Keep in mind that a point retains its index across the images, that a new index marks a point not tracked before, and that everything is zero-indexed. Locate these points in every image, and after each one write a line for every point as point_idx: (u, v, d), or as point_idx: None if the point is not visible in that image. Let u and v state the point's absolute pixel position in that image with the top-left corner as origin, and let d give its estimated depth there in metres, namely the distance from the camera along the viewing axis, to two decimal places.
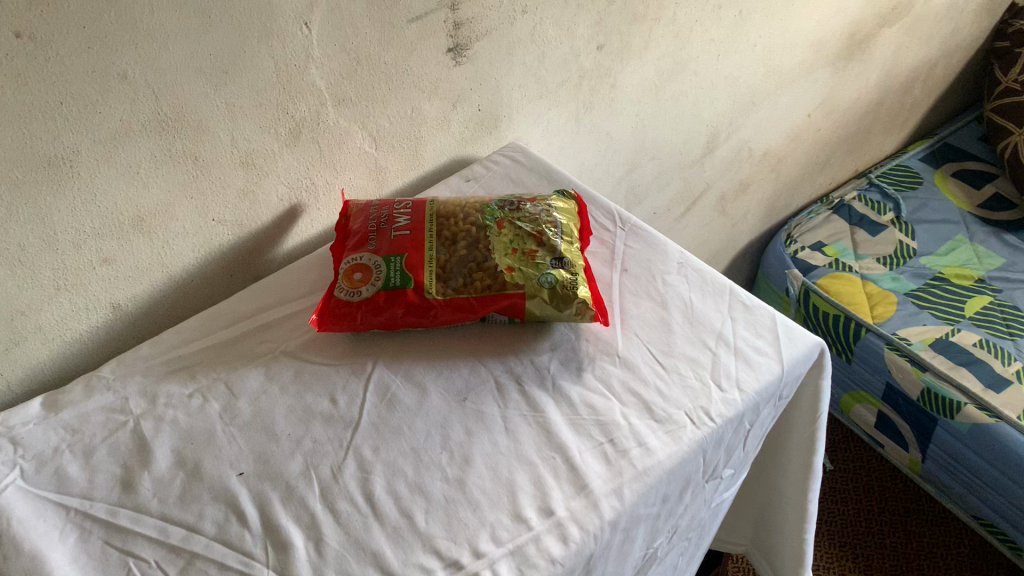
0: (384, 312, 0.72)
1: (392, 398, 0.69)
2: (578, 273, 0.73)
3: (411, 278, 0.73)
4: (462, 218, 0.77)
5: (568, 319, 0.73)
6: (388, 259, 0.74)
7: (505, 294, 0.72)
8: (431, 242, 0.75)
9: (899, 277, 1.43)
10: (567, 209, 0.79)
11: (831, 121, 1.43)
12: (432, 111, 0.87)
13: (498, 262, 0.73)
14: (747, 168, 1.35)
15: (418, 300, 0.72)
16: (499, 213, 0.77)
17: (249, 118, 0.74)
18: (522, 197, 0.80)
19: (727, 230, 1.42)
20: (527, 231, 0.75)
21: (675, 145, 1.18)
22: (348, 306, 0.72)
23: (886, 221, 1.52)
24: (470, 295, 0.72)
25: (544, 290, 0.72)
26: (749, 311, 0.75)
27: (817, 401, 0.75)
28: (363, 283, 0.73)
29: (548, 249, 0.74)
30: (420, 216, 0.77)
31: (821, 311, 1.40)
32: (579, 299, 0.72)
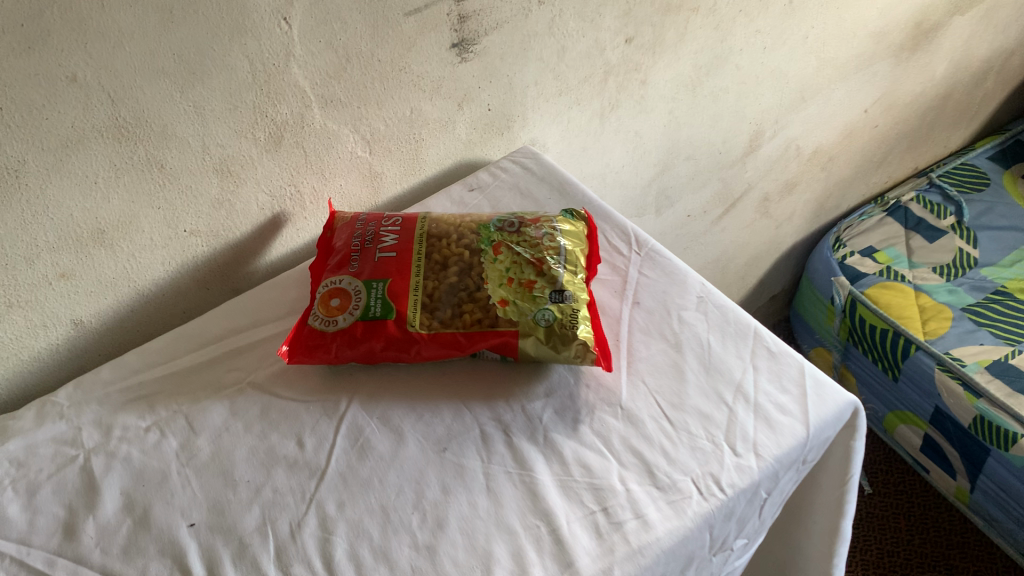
0: (361, 346, 0.65)
1: (365, 444, 0.62)
2: (580, 309, 0.65)
3: (392, 308, 0.65)
4: (456, 240, 0.69)
5: (567, 360, 0.65)
6: (369, 285, 0.66)
7: (495, 331, 0.64)
8: (418, 267, 0.67)
9: (957, 290, 1.32)
10: (576, 231, 0.70)
11: (889, 117, 1.32)
12: (434, 112, 0.79)
13: (490, 294, 0.65)
14: (794, 167, 1.24)
15: (399, 334, 0.65)
16: (497, 236, 0.69)
17: (222, 123, 0.67)
18: (526, 215, 0.71)
19: (769, 233, 1.32)
20: (526, 258, 0.67)
21: (713, 144, 1.08)
22: (322, 337, 0.65)
23: (946, 226, 1.40)
24: (458, 330, 0.65)
25: (540, 329, 0.64)
26: (774, 358, 0.66)
27: (849, 464, 0.66)
28: (340, 312, 0.66)
29: (548, 279, 0.65)
30: (411, 235, 0.70)
31: (868, 324, 1.29)
32: (578, 341, 0.64)
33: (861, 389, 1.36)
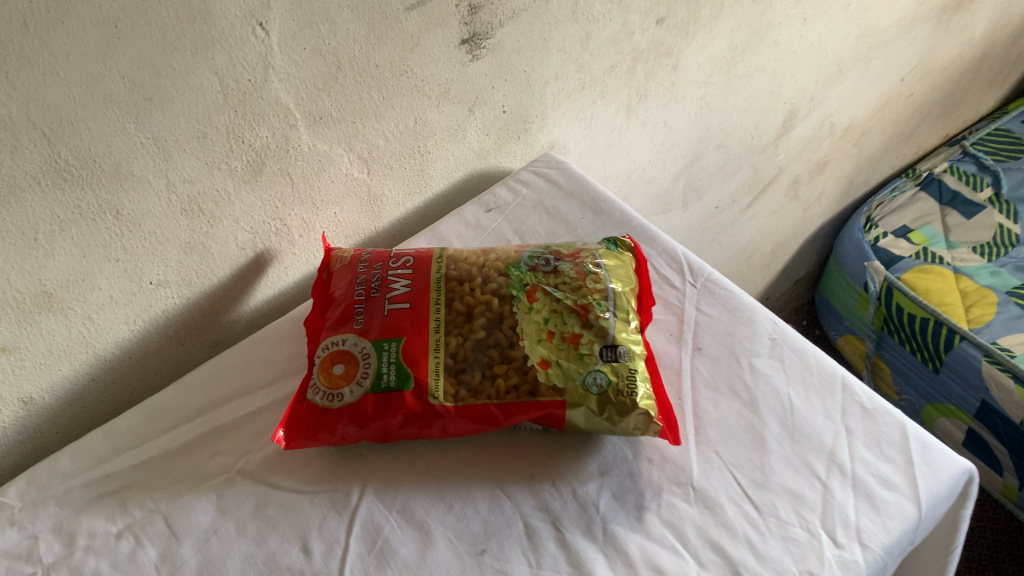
0: (373, 424, 0.53)
1: (385, 547, 0.51)
2: (638, 369, 0.53)
3: (409, 375, 0.53)
4: (481, 284, 0.58)
5: (624, 432, 0.54)
6: (379, 346, 0.54)
7: (536, 402, 0.52)
8: (437, 321, 0.56)
9: (999, 271, 1.21)
10: (621, 267, 0.59)
11: (925, 85, 1.20)
12: (442, 120, 0.67)
13: (528, 354, 0.53)
14: (826, 146, 1.12)
15: (419, 409, 0.53)
16: (530, 278, 0.57)
17: (189, 155, 0.54)
18: (560, 250, 0.60)
19: (797, 216, 1.21)
20: (567, 305, 0.55)
21: (745, 128, 0.96)
22: (325, 414, 0.53)
23: (983, 199, 1.30)
24: (490, 400, 0.53)
25: (592, 397, 0.52)
26: (870, 418, 0.55)
27: (953, 536, 0.55)
28: (345, 382, 0.53)
29: (597, 333, 0.54)
30: (425, 280, 0.58)
31: (906, 312, 1.19)
32: (640, 409, 0.52)
33: (896, 380, 1.26)
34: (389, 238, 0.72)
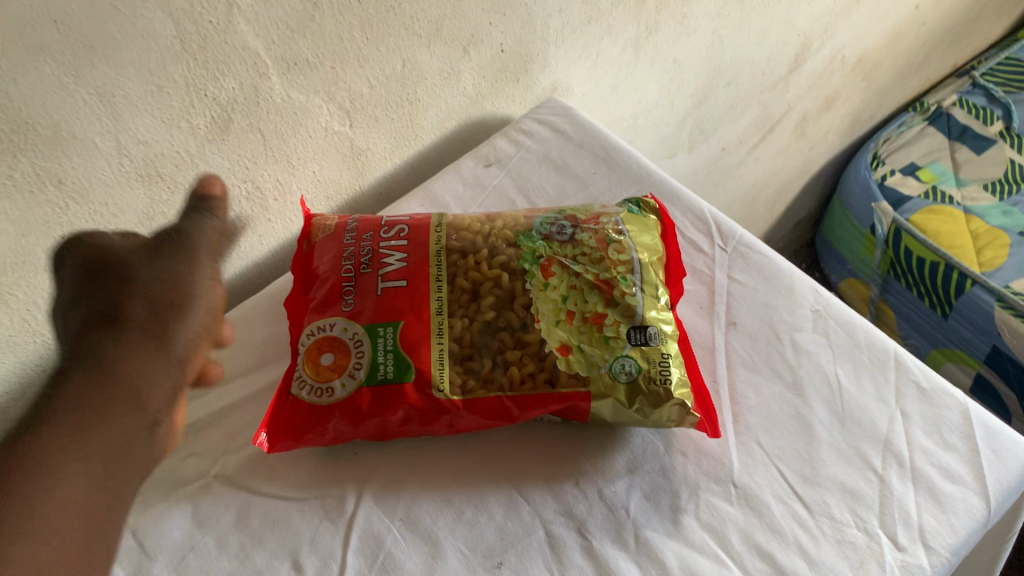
0: (369, 422, 0.46)
1: (387, 563, 0.44)
2: (671, 352, 0.47)
3: (409, 365, 0.46)
4: (488, 256, 0.51)
5: (656, 423, 0.47)
6: (372, 332, 0.47)
7: (556, 394, 0.46)
8: (440, 300, 0.49)
9: (1012, 211, 1.15)
10: (645, 232, 0.52)
11: (938, 12, 1.13)
12: (434, 62, 0.58)
13: (545, 338, 0.47)
14: (837, 80, 1.05)
15: (422, 404, 0.46)
16: (544, 250, 0.51)
17: (141, 112, 0.46)
18: (576, 215, 0.54)
19: (803, 155, 1.14)
20: (588, 280, 0.49)
21: (756, 65, 0.88)
22: (312, 413, 0.46)
23: (994, 133, 1.23)
24: (504, 392, 0.47)
25: (620, 387, 0.46)
26: (927, 399, 0.49)
27: (1010, 527, 0.49)
28: (334, 375, 0.46)
29: (624, 312, 0.48)
30: (424, 251, 0.51)
31: (915, 256, 1.13)
32: (675, 400, 0.46)
33: (901, 325, 1.21)
34: (376, 197, 0.64)
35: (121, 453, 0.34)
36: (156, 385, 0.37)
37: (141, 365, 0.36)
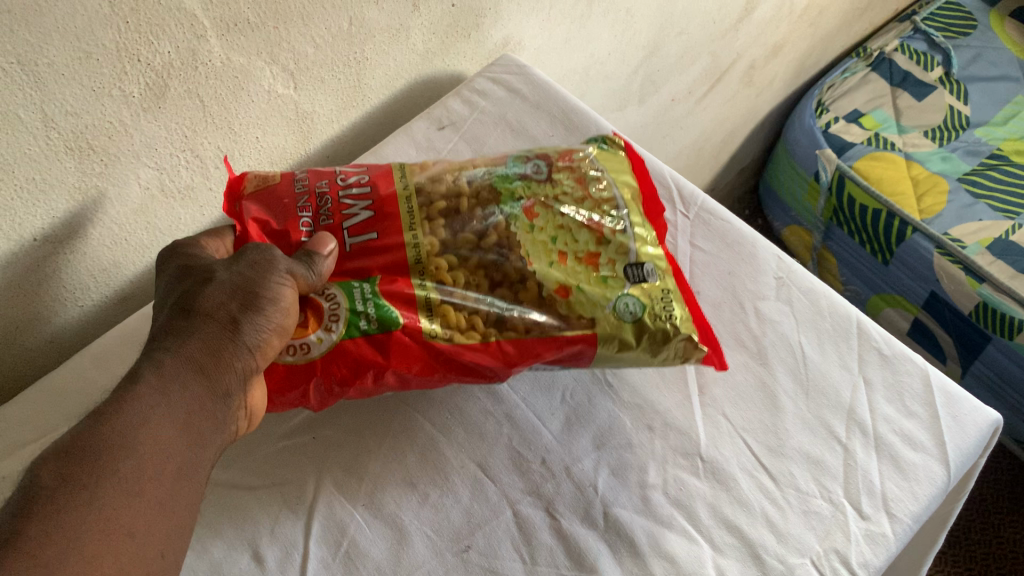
0: (355, 375, 0.43)
1: (352, 551, 0.43)
2: (670, 289, 0.47)
3: (393, 315, 0.43)
4: (462, 199, 0.47)
5: (660, 364, 0.47)
6: (346, 286, 0.43)
7: (565, 338, 0.44)
8: (417, 246, 0.45)
9: (950, 157, 1.17)
10: (621, 173, 0.52)
11: None
12: (382, 20, 0.55)
13: (541, 279, 0.45)
14: (785, 26, 1.04)
15: (413, 350, 0.43)
16: (524, 191, 0.48)
17: (69, 81, 0.42)
18: (546, 153, 0.52)
19: (750, 102, 1.13)
20: (576, 221, 0.48)
21: (708, 13, 0.86)
22: (289, 374, 0.42)
23: (934, 79, 1.24)
24: (501, 335, 0.44)
25: (627, 327, 0.45)
26: (888, 365, 0.50)
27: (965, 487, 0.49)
28: (308, 331, 0.42)
29: (617, 251, 0.47)
30: (393, 198, 0.46)
31: (858, 204, 1.14)
32: (683, 335, 0.45)
33: (842, 270, 1.23)
34: (322, 161, 0.61)
35: (166, 471, 0.35)
36: (219, 397, 0.38)
37: (182, 384, 0.37)
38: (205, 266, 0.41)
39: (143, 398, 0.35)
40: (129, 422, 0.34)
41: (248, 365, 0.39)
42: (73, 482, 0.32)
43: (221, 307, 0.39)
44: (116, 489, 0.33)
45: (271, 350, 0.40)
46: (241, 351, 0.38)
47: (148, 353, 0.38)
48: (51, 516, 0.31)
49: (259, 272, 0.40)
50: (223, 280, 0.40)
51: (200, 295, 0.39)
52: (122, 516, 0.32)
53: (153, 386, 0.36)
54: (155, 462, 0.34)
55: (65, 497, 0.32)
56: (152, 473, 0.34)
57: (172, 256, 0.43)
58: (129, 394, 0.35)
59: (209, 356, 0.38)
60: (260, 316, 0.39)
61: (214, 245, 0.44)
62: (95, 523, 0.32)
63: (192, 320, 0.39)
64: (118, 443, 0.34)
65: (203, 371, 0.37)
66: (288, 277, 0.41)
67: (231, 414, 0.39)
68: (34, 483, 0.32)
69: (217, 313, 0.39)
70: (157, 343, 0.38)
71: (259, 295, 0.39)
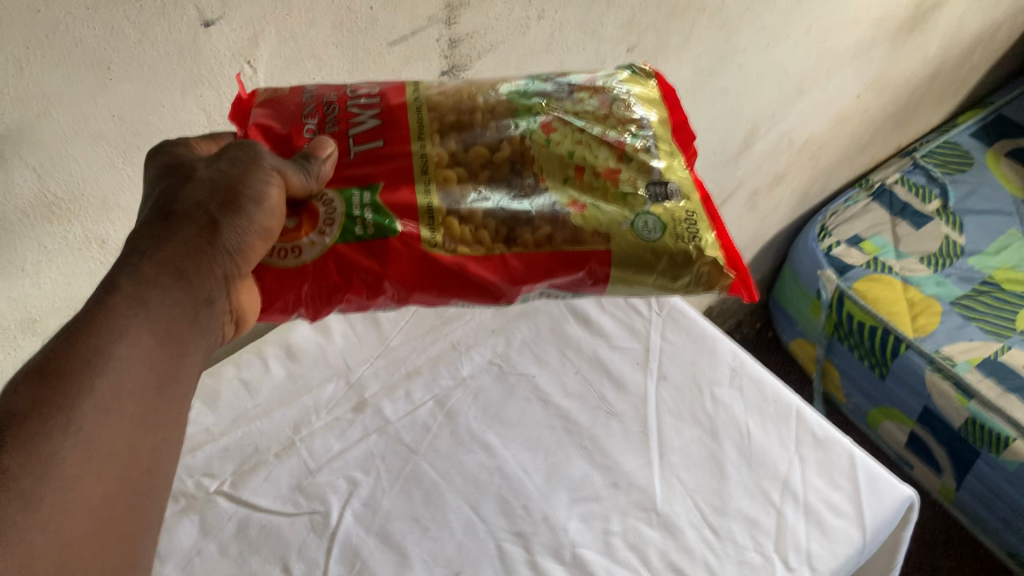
0: (350, 278, 0.44)
1: (364, 568, 0.52)
2: (690, 210, 0.49)
3: (390, 221, 0.44)
4: (476, 112, 0.49)
5: (679, 288, 0.48)
6: (345, 192, 0.45)
7: (577, 251, 0.47)
8: (424, 156, 0.47)
9: (945, 282, 1.27)
10: (651, 102, 0.54)
11: (880, 99, 1.26)
12: None
13: (554, 195, 0.48)
14: (785, 159, 1.17)
15: (411, 256, 0.45)
16: (544, 109, 0.50)
17: None
18: (568, 75, 0.53)
19: (755, 224, 1.26)
20: (594, 137, 0.50)
21: (708, 146, 1.00)
22: (281, 276, 0.44)
23: (932, 210, 1.35)
24: (510, 251, 0.46)
25: (642, 244, 0.47)
26: (821, 446, 0.59)
27: (894, 551, 0.59)
28: (301, 235, 0.44)
29: (639, 168, 0.49)
30: (400, 107, 0.47)
31: (856, 320, 1.24)
32: (709, 258, 0.47)
33: (844, 383, 1.30)
34: None
35: (141, 392, 0.38)
36: (201, 303, 0.41)
37: (160, 293, 0.39)
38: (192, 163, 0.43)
39: (120, 312, 0.38)
40: (106, 340, 0.37)
41: (230, 271, 0.41)
42: (46, 406, 0.35)
43: (199, 206, 0.41)
44: (86, 412, 0.35)
45: (256, 251, 0.42)
46: (221, 254, 0.41)
47: (127, 260, 0.40)
48: (26, 435, 0.34)
49: (244, 167, 0.41)
50: (204, 179, 0.42)
51: (181, 195, 0.41)
52: (105, 433, 0.36)
53: (130, 298, 0.38)
54: (126, 383, 0.37)
55: (45, 417, 0.35)
56: (122, 394, 0.37)
57: (161, 150, 0.45)
58: (106, 309, 0.38)
59: (188, 261, 0.40)
60: (242, 216, 0.41)
61: (202, 145, 0.46)
62: (77, 443, 0.35)
63: (173, 222, 0.41)
64: (96, 362, 0.36)
65: (182, 277, 0.40)
66: (276, 175, 0.42)
67: (216, 321, 0.42)
68: (10, 407, 0.34)
69: (199, 214, 0.41)
70: (136, 248, 0.40)
71: (241, 195, 0.41)
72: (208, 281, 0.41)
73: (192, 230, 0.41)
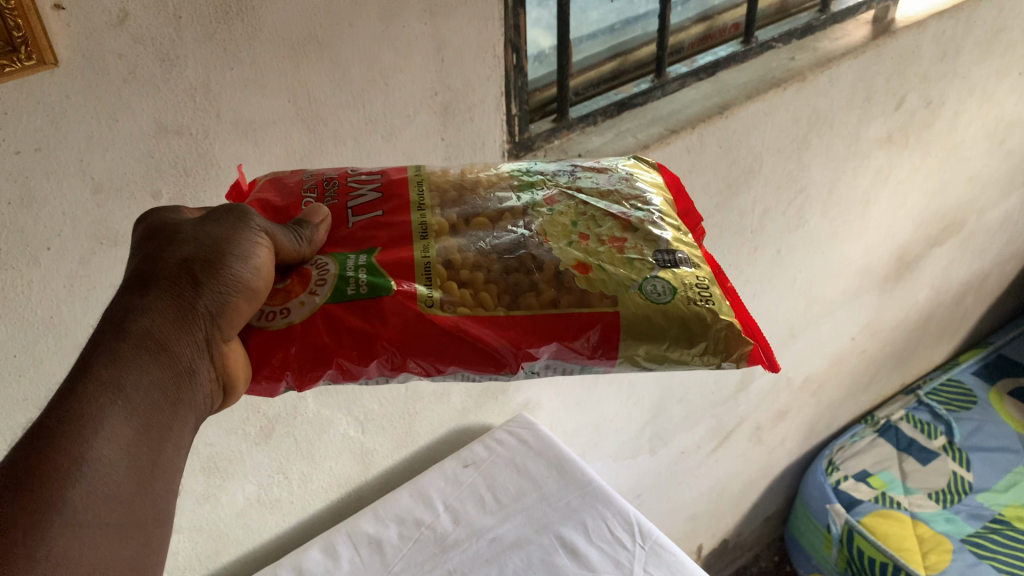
0: (340, 337, 0.43)
1: None
2: (703, 277, 0.47)
3: (385, 283, 0.44)
4: (476, 189, 0.51)
5: (694, 359, 0.45)
6: (341, 257, 0.45)
7: (585, 313, 0.45)
8: (423, 222, 0.48)
9: (954, 518, 1.29)
10: (658, 186, 0.55)
11: (876, 341, 1.34)
12: (430, 387, 0.78)
13: (558, 258, 0.47)
14: (785, 397, 1.25)
15: (404, 314, 0.43)
16: (548, 187, 0.51)
17: (213, 424, 0.64)
18: (574, 162, 0.55)
19: (762, 458, 1.32)
20: (600, 210, 0.50)
21: (705, 384, 1.08)
22: (269, 338, 0.43)
23: (937, 446, 1.41)
24: (512, 314, 0.45)
25: (652, 305, 0.45)
26: None
27: None
28: (291, 296, 0.44)
29: (644, 238, 0.49)
30: (400, 182, 0.50)
31: (867, 556, 1.25)
32: (724, 322, 0.45)
33: None
34: (378, 485, 0.83)
35: (118, 495, 0.35)
36: (183, 374, 0.39)
37: (138, 371, 0.37)
38: (173, 226, 0.42)
39: (95, 401, 0.35)
40: (79, 440, 0.34)
41: (213, 333, 0.40)
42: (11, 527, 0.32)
43: (182, 265, 0.40)
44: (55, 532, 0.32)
45: (239, 312, 0.41)
46: (203, 314, 0.39)
47: (99, 338, 0.37)
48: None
49: (230, 226, 0.41)
50: (187, 238, 0.41)
51: (165, 255, 0.40)
52: (82, 549, 0.33)
53: (105, 382, 0.36)
54: (102, 487, 0.34)
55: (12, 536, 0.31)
56: (96, 504, 0.34)
57: (149, 214, 0.44)
58: (81, 402, 0.35)
59: (170, 331, 0.39)
60: (225, 273, 0.40)
61: (186, 212, 0.45)
62: (47, 567, 0.32)
63: (154, 286, 0.39)
64: (69, 468, 0.33)
65: (162, 348, 0.38)
66: (265, 236, 0.42)
67: (200, 391, 0.40)
68: None
69: (181, 275, 0.40)
70: (113, 318, 0.38)
71: (226, 253, 0.40)
72: (191, 353, 0.39)
73: (175, 293, 0.39)
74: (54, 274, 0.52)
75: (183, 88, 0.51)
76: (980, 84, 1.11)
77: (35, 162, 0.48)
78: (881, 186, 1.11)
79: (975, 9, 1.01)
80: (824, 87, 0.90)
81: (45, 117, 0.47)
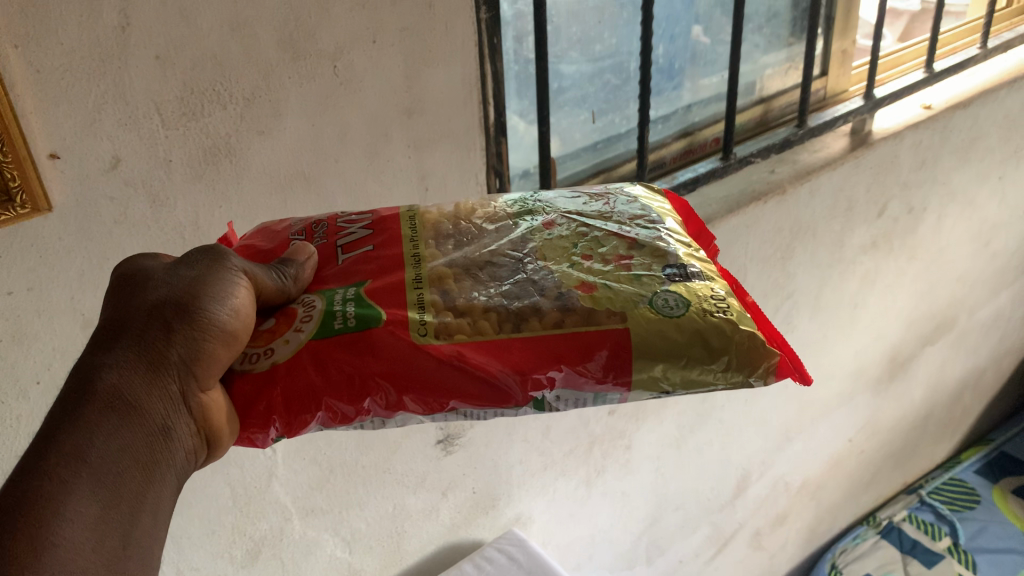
0: (329, 376, 0.41)
1: None
2: (718, 290, 0.45)
3: (373, 316, 0.43)
4: (473, 220, 0.51)
5: (719, 377, 0.43)
6: (328, 295, 0.45)
7: (592, 334, 0.43)
8: (417, 252, 0.48)
9: None
10: (667, 209, 0.54)
11: (874, 441, 1.34)
12: (418, 502, 0.78)
13: (562, 281, 0.45)
14: (784, 500, 1.24)
15: (396, 346, 0.42)
16: (549, 215, 0.51)
17: (199, 548, 0.64)
18: (579, 191, 0.55)
19: (763, 563, 1.30)
20: (603, 235, 0.49)
21: (700, 490, 1.07)
22: (254, 381, 0.42)
23: (942, 547, 1.39)
24: (513, 339, 0.43)
25: (664, 317, 0.43)
26: None
27: None
28: (276, 336, 0.43)
29: (652, 255, 0.48)
30: (392, 218, 0.50)
31: None
32: (744, 331, 0.43)
33: None
34: None
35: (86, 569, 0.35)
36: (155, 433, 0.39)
37: (105, 436, 0.37)
38: (144, 273, 0.42)
39: (58, 474, 0.35)
40: (41, 518, 0.34)
41: (188, 383, 0.40)
42: None
43: (152, 314, 0.40)
44: None
45: (217, 357, 0.41)
46: (175, 366, 0.39)
47: (66, 403, 0.37)
48: None
49: (205, 268, 0.42)
50: (159, 285, 0.41)
51: (135, 305, 0.40)
52: None
53: (70, 453, 0.36)
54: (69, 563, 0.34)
55: None
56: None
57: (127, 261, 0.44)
58: (46, 478, 0.35)
59: (140, 387, 0.39)
60: (198, 317, 0.40)
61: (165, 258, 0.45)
62: None
63: (124, 341, 0.39)
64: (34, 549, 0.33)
65: (132, 407, 0.38)
66: (243, 275, 0.42)
67: (176, 447, 0.40)
68: None
69: (152, 325, 0.40)
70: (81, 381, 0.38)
71: (199, 295, 0.40)
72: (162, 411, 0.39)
73: (144, 348, 0.39)
74: (43, 408, 0.53)
75: (173, 227, 0.53)
76: (960, 190, 1.13)
77: (27, 302, 0.49)
78: (869, 290, 1.12)
79: (950, 120, 1.04)
80: (805, 199, 0.93)
81: (39, 258, 0.49)
